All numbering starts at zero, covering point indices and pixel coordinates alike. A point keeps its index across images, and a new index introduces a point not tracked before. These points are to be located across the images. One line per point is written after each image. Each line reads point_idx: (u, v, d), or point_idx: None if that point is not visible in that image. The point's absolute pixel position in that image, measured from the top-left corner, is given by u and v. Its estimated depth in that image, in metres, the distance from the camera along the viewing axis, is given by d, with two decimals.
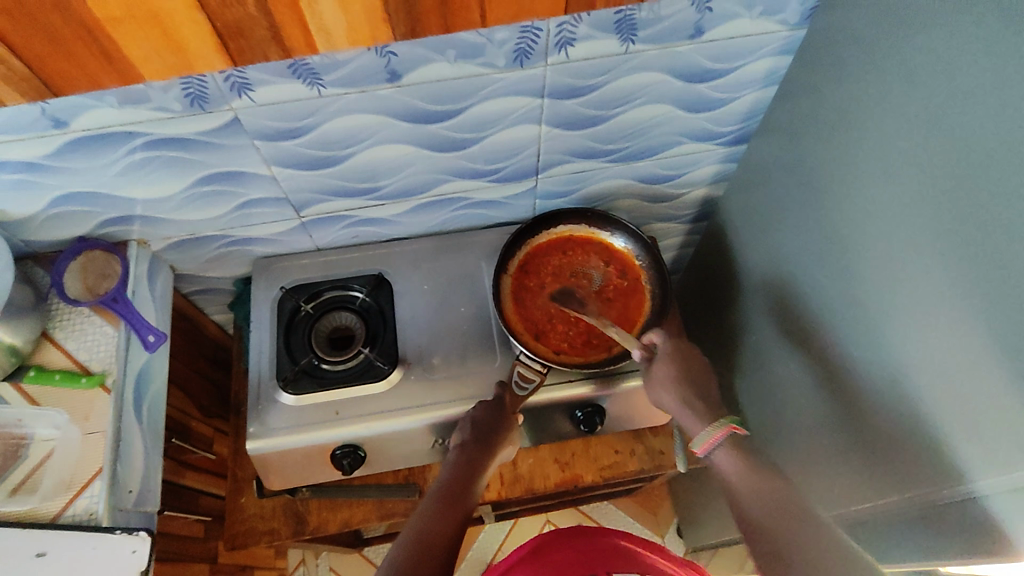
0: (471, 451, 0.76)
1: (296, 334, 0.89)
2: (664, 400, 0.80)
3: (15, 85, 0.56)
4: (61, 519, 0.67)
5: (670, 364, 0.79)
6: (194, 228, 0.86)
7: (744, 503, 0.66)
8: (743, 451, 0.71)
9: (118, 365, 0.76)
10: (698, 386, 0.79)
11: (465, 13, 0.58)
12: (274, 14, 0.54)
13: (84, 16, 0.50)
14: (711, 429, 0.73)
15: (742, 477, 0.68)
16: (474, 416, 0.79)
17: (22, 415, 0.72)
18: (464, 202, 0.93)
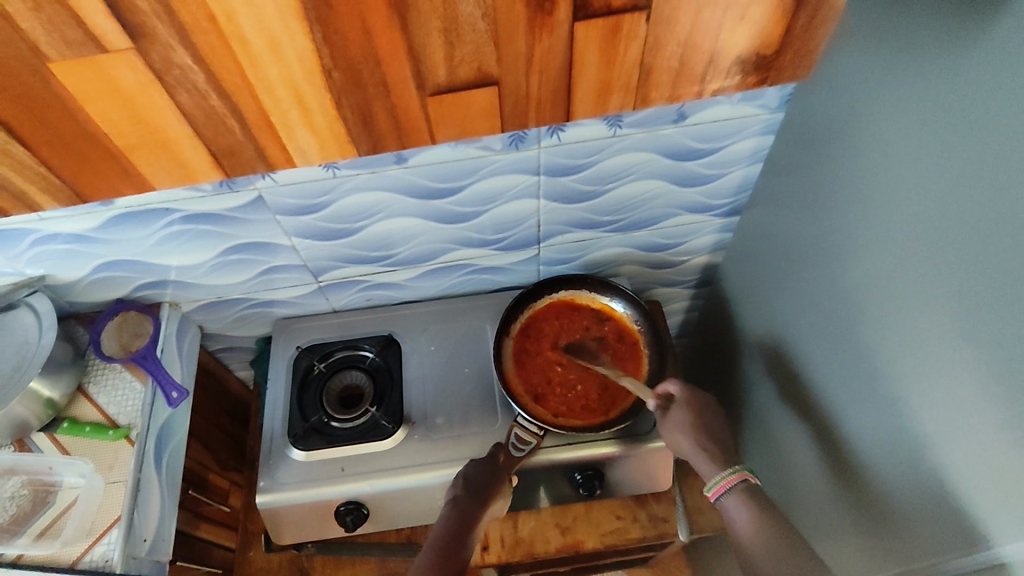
0: (463, 507, 0.79)
1: (309, 392, 0.93)
2: (679, 445, 0.81)
3: (50, 192, 0.65)
4: (79, 565, 0.72)
5: (686, 411, 0.82)
6: (220, 291, 0.93)
7: (753, 556, 0.70)
8: (754, 501, 0.74)
9: (142, 419, 0.82)
10: (715, 431, 0.82)
11: (417, 134, 0.66)
12: (256, 137, 0.63)
13: (108, 144, 0.61)
14: (724, 474, 0.77)
15: (750, 526, 0.72)
16: (470, 471, 0.82)
17: (53, 463, 0.79)
18: (470, 269, 0.98)
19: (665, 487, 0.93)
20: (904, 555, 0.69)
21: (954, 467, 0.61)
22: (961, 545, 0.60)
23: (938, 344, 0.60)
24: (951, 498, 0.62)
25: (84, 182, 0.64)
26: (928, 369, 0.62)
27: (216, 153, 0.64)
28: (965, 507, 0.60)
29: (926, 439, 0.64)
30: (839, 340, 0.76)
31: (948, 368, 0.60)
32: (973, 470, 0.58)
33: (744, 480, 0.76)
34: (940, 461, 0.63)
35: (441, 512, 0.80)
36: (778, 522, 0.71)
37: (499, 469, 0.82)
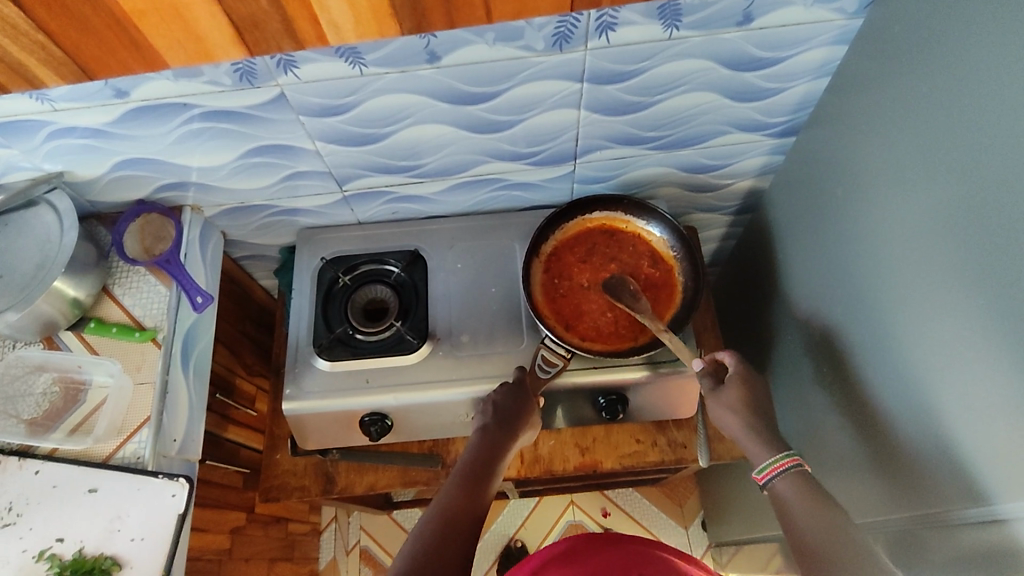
0: (494, 433, 0.76)
1: (333, 304, 0.92)
2: (727, 421, 0.79)
3: (55, 68, 0.57)
4: (113, 460, 0.74)
5: (738, 388, 0.80)
6: (243, 197, 0.90)
7: (798, 527, 0.66)
8: (807, 482, 0.70)
9: (168, 322, 0.82)
10: (765, 412, 0.79)
11: (469, 10, 0.56)
12: (285, 6, 0.54)
13: (114, 8, 0.52)
14: (776, 458, 0.73)
15: (800, 502, 0.68)
16: (496, 397, 0.80)
17: (81, 362, 0.79)
18: (503, 183, 0.94)
19: (686, 415, 0.92)
20: (921, 497, 0.68)
21: (986, 420, 0.58)
22: (982, 496, 0.59)
23: (993, 290, 0.56)
24: (979, 449, 0.59)
25: (89, 61, 0.57)
26: (976, 316, 0.59)
27: (242, 27, 0.55)
28: (992, 459, 0.58)
29: (961, 388, 0.61)
30: (883, 279, 0.72)
31: (997, 316, 0.56)
32: (1008, 419, 0.56)
33: (799, 463, 0.72)
34: (974, 409, 0.60)
35: (470, 441, 0.77)
36: (830, 501, 0.68)
37: (525, 393, 0.81)
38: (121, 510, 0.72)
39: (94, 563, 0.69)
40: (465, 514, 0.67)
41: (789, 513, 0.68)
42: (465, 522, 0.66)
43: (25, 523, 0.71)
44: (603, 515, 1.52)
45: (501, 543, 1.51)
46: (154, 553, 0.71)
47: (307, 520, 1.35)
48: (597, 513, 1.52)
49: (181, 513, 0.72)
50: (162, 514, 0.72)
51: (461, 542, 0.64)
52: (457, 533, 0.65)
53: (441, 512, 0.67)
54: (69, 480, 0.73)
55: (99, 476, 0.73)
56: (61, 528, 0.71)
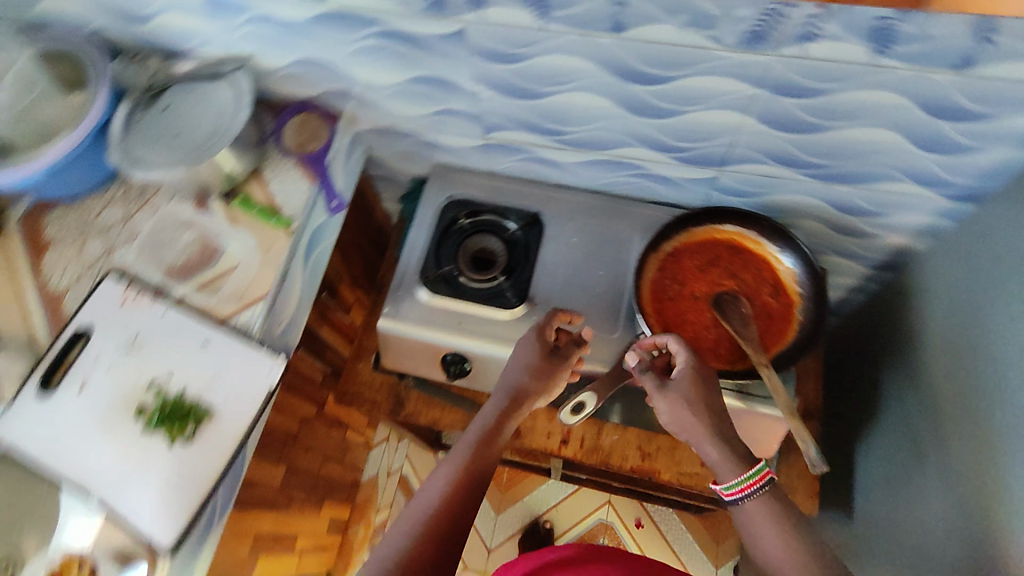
0: (515, 398, 0.74)
1: (447, 243, 0.95)
2: (683, 422, 0.70)
3: None
4: (227, 323, 0.81)
5: (688, 385, 0.70)
6: (394, 119, 0.94)
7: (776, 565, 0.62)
8: (779, 509, 0.65)
9: (302, 215, 0.88)
10: (718, 408, 0.70)
11: None
12: None
13: None
14: (744, 476, 0.66)
15: (773, 535, 0.63)
16: (524, 363, 0.76)
17: (222, 229, 0.87)
18: (640, 171, 0.92)
19: (759, 456, 0.89)
20: None
21: None
22: None
23: None
24: None
25: None
26: None
27: None
28: None
29: None
30: None
31: None
32: None
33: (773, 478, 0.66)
34: None
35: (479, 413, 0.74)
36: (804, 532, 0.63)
37: (557, 363, 0.77)
38: (224, 369, 0.78)
39: (190, 408, 0.75)
40: (468, 511, 0.66)
41: (765, 547, 0.63)
42: (465, 497, 0.66)
43: (145, 355, 0.78)
44: (635, 525, 1.51)
45: (530, 516, 1.53)
46: (241, 416, 0.76)
47: (363, 434, 1.43)
48: (631, 521, 1.51)
49: (271, 388, 0.77)
50: (257, 383, 0.78)
51: (457, 519, 0.65)
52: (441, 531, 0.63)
53: (442, 494, 0.66)
54: (189, 329, 0.80)
55: (213, 331, 0.80)
56: (171, 367, 0.78)
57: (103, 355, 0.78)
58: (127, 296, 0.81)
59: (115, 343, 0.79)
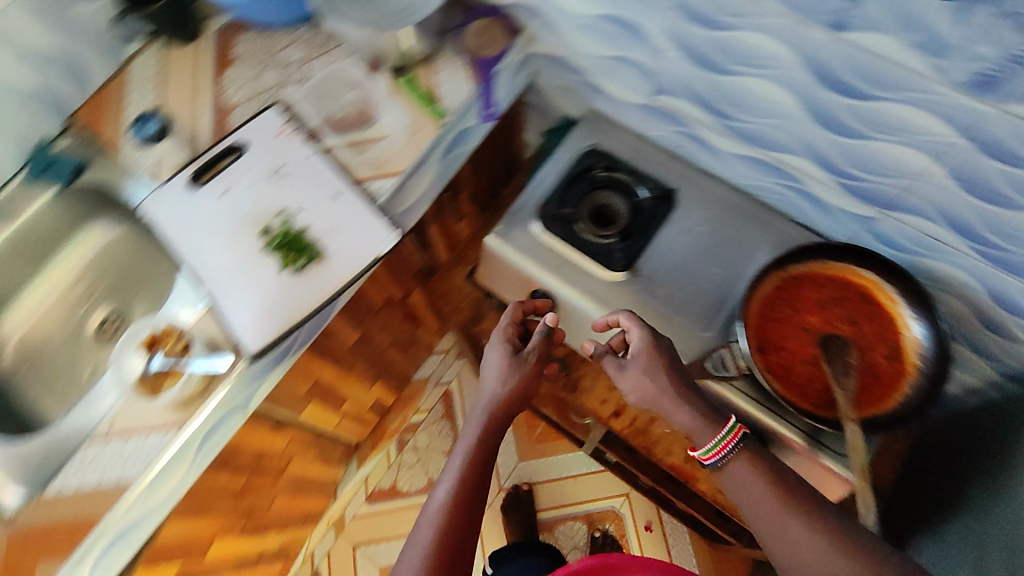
0: (497, 408, 0.77)
1: (576, 188, 0.94)
2: (654, 393, 0.71)
3: None
4: (360, 185, 0.85)
5: (645, 359, 0.72)
6: (569, 52, 0.93)
7: (761, 510, 0.64)
8: (760, 462, 0.67)
9: (456, 112, 0.90)
10: (681, 383, 0.71)
11: None
12: None
13: None
14: (721, 433, 0.68)
15: (757, 488, 0.65)
16: (500, 367, 0.79)
17: (382, 100, 0.90)
18: (796, 185, 0.87)
19: (828, 498, 0.81)
20: None
21: None
22: None
23: None
24: None
25: None
26: None
27: None
28: None
29: None
30: None
31: None
32: None
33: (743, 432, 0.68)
34: None
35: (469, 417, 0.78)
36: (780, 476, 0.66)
37: (527, 363, 0.79)
38: (344, 222, 0.81)
39: (307, 245, 0.80)
40: (475, 511, 0.70)
41: (752, 499, 0.65)
42: (469, 506, 0.70)
43: (284, 185, 0.84)
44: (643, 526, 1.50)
45: None
46: (346, 269, 0.79)
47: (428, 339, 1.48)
48: (642, 523, 1.42)
49: (379, 255, 0.80)
50: (369, 246, 0.81)
51: (465, 526, 0.69)
52: (456, 532, 0.68)
53: (450, 496, 0.70)
54: (327, 177, 0.84)
55: (347, 186, 0.84)
56: (302, 204, 0.83)
57: (248, 173, 0.85)
58: (283, 130, 0.88)
59: (264, 167, 0.85)
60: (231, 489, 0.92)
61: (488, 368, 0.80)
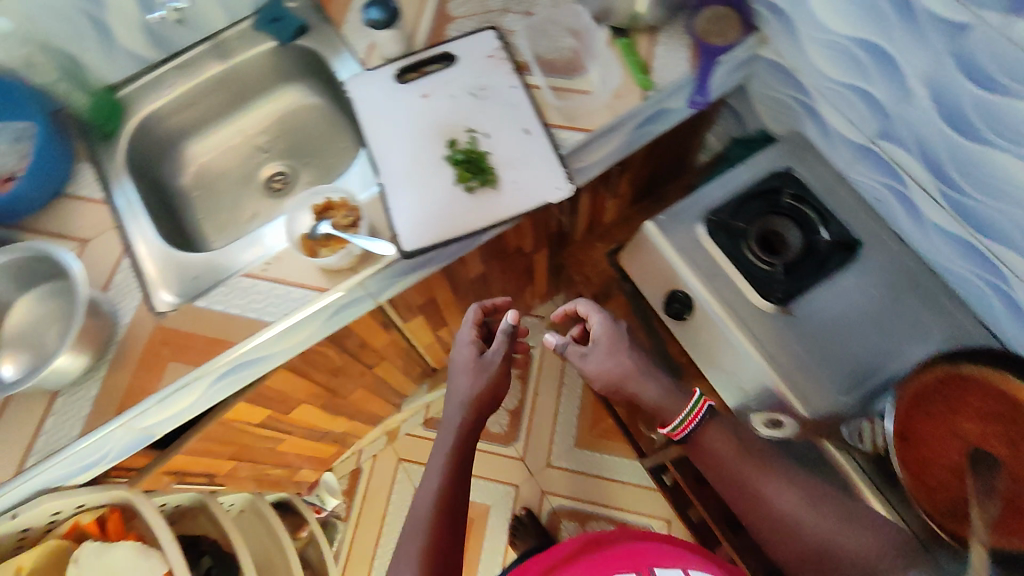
0: (470, 408, 0.77)
1: (754, 204, 0.87)
2: (621, 370, 0.75)
3: None
4: (552, 130, 0.83)
5: (607, 339, 0.77)
6: (801, 65, 0.85)
7: (732, 474, 0.68)
8: (732, 433, 0.71)
9: (666, 88, 0.85)
10: (638, 364, 0.76)
11: None
12: None
13: None
14: (692, 406, 0.72)
15: (729, 450, 0.69)
16: (466, 369, 0.79)
17: (598, 55, 0.87)
18: (1002, 287, 0.76)
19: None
20: None
21: None
22: None
23: None
24: None
25: None
26: None
27: None
28: None
29: None
30: None
31: None
32: None
33: (711, 406, 0.72)
34: None
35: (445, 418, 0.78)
36: (749, 442, 0.70)
37: (494, 365, 0.79)
38: (524, 160, 0.81)
39: (487, 169, 0.81)
40: (460, 511, 0.70)
41: (723, 463, 0.69)
42: (450, 511, 0.69)
43: (482, 106, 0.84)
44: None
45: None
46: (512, 206, 0.79)
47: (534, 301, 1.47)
48: None
49: (551, 203, 0.79)
50: (542, 191, 0.80)
51: (450, 532, 0.68)
52: (445, 534, 0.67)
53: (433, 496, 0.70)
54: (522, 111, 0.84)
55: (537, 126, 0.83)
56: (491, 130, 0.83)
57: (450, 85, 0.87)
58: (495, 54, 0.88)
59: (467, 83, 0.86)
60: (332, 363, 0.97)
61: (455, 372, 0.80)
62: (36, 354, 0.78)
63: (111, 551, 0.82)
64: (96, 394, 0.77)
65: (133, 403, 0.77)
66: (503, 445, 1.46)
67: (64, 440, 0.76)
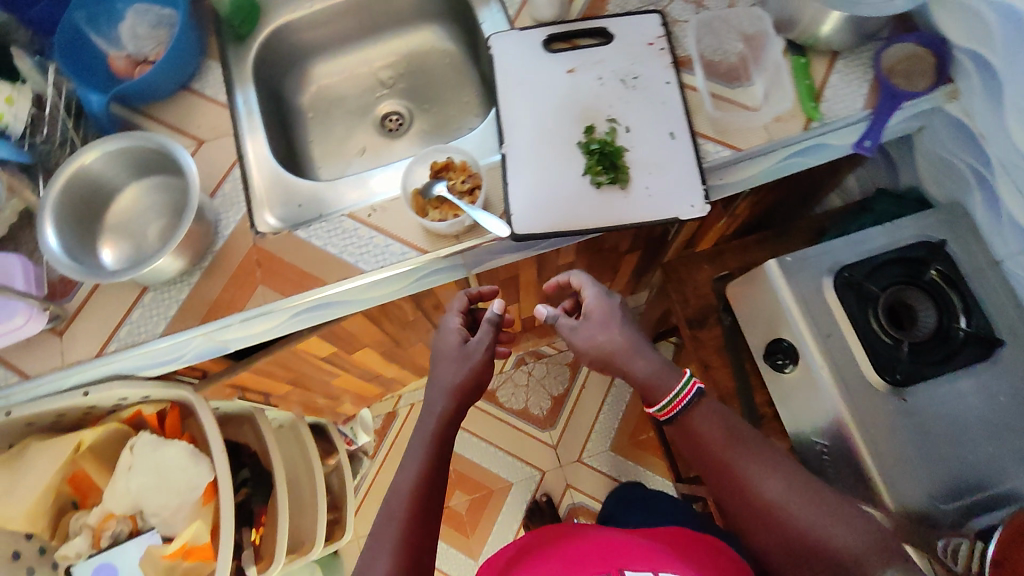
0: (450, 399, 0.70)
1: (894, 269, 0.80)
2: (614, 345, 0.70)
3: None
4: (698, 139, 0.77)
5: (601, 312, 0.72)
6: (992, 133, 0.74)
7: (717, 458, 0.66)
8: (715, 415, 0.67)
9: (834, 123, 0.76)
10: (630, 337, 0.71)
11: None
12: None
13: None
14: (680, 388, 0.68)
15: (716, 432, 0.66)
16: (449, 356, 0.73)
17: (770, 66, 0.79)
18: None
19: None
20: None
21: None
22: None
23: None
24: None
25: None
26: None
27: None
28: None
29: None
30: None
31: None
32: None
33: (700, 387, 0.68)
34: None
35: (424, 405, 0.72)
36: (734, 424, 0.67)
37: (478, 353, 0.72)
38: (662, 166, 0.75)
39: (621, 166, 0.75)
40: (433, 514, 0.66)
41: (708, 445, 0.66)
42: (425, 508, 0.65)
43: (628, 96, 0.78)
44: None
45: None
46: (637, 212, 0.73)
47: None
48: None
49: (679, 219, 0.73)
50: (674, 204, 0.73)
51: (425, 532, 0.64)
52: (417, 537, 0.64)
53: (404, 493, 0.65)
54: (671, 112, 0.77)
55: (684, 131, 0.76)
56: (633, 124, 0.76)
57: (601, 65, 0.80)
58: (656, 42, 0.80)
59: (618, 67, 0.79)
60: (405, 317, 0.96)
61: (436, 357, 0.74)
62: (136, 245, 0.78)
63: (164, 448, 0.85)
64: (184, 299, 0.78)
65: (218, 317, 0.77)
66: (539, 429, 1.44)
67: (147, 335, 0.77)
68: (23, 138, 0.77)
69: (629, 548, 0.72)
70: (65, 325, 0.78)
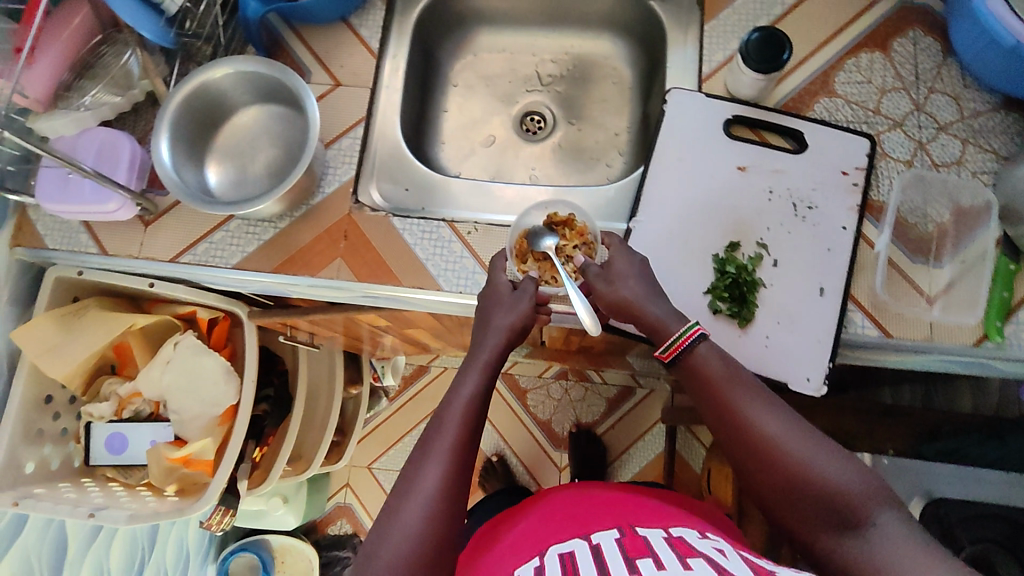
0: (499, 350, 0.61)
1: (993, 529, 0.78)
2: (632, 295, 0.61)
3: None
4: (848, 303, 0.66)
5: (626, 261, 0.63)
6: None
7: (716, 400, 0.56)
8: (721, 360, 0.57)
9: (1012, 352, 0.63)
10: (647, 292, 0.61)
11: None
12: None
13: None
14: (679, 332, 0.58)
15: (719, 368, 0.56)
16: (494, 303, 0.63)
17: (969, 255, 0.67)
18: None
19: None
20: None
21: None
22: None
23: None
24: None
25: None
26: None
27: None
28: None
29: None
30: None
31: None
32: None
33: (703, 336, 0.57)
34: None
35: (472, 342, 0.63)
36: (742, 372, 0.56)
37: (526, 299, 0.63)
38: (795, 319, 0.65)
39: (750, 300, 0.65)
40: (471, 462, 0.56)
41: (707, 387, 0.56)
42: (473, 439, 0.56)
43: (793, 224, 0.67)
44: None
45: None
46: (743, 356, 0.65)
47: None
48: None
49: (787, 386, 0.64)
50: (790, 366, 0.64)
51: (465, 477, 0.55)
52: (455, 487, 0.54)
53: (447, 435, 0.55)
54: (834, 263, 0.66)
55: (839, 291, 0.65)
56: (784, 258, 0.66)
57: (776, 176, 0.68)
58: (851, 174, 0.68)
59: (796, 184, 0.68)
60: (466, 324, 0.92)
61: (484, 307, 0.64)
62: (241, 169, 0.76)
63: (204, 356, 0.86)
64: (267, 239, 0.75)
65: (290, 272, 0.74)
66: (553, 447, 1.41)
67: (219, 261, 0.75)
68: (173, 19, 0.73)
69: (636, 510, 0.61)
70: (152, 218, 0.77)
